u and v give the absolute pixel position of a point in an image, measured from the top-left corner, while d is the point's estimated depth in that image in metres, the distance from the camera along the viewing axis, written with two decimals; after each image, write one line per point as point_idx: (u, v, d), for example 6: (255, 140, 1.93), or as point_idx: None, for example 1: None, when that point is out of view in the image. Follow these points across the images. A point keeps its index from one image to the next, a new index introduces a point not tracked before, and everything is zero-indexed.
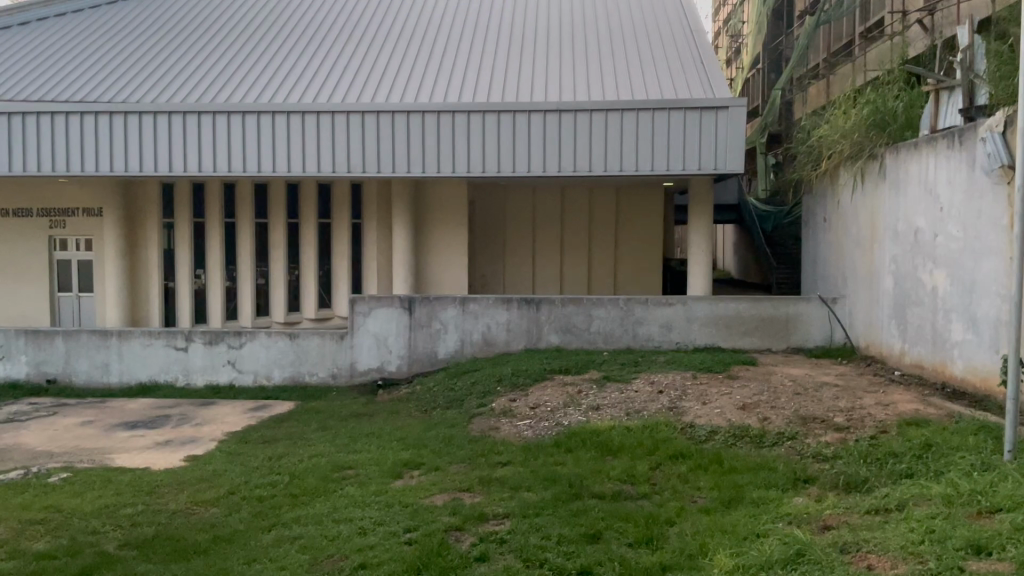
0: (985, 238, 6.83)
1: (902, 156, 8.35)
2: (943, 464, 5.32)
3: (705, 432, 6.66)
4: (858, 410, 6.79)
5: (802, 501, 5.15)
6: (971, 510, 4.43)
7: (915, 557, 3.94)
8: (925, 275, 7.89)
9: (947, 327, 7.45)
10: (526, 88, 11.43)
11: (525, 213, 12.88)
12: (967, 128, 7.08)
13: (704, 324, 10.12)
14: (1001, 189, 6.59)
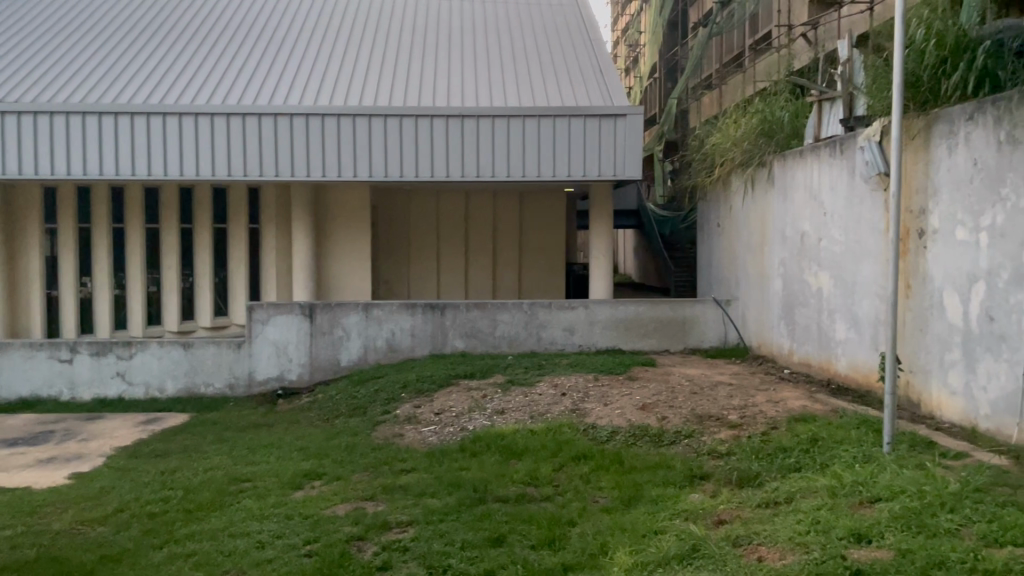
0: (864, 242, 7.22)
1: (788, 162, 8.74)
2: (829, 457, 5.59)
3: (606, 433, 6.79)
4: (751, 408, 7.06)
5: (697, 498, 5.32)
6: (854, 500, 4.66)
7: (801, 547, 4.13)
8: (810, 277, 8.28)
9: (831, 327, 7.83)
10: (427, 93, 11.39)
11: (429, 218, 12.82)
12: (847, 138, 7.47)
13: (605, 327, 10.31)
14: (878, 196, 6.98)
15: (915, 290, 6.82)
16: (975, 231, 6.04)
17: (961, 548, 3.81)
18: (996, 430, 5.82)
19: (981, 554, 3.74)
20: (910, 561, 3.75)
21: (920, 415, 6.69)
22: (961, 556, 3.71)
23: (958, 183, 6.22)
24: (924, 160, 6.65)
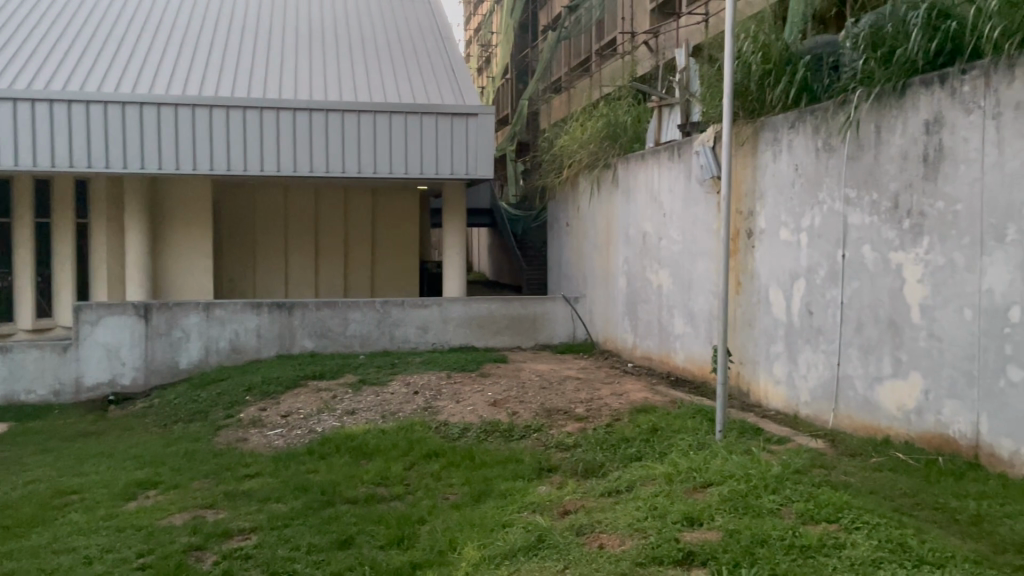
0: (699, 242, 7.63)
1: (631, 164, 9.10)
2: (667, 446, 5.87)
3: (458, 430, 6.82)
4: (597, 401, 7.30)
5: (544, 490, 5.46)
6: (688, 485, 4.92)
7: (639, 533, 4.32)
8: (652, 274, 8.67)
9: (670, 322, 8.23)
10: (274, 85, 11.02)
11: (276, 214, 12.43)
12: (684, 142, 7.88)
13: (458, 324, 10.37)
14: (711, 198, 7.39)
15: (744, 287, 7.27)
16: (796, 232, 6.53)
17: (781, 526, 4.11)
18: (815, 415, 6.32)
19: (799, 531, 4.04)
20: (737, 540, 4.00)
21: (749, 403, 7.16)
22: (781, 534, 4.00)
23: (782, 187, 6.68)
24: (752, 164, 7.10)
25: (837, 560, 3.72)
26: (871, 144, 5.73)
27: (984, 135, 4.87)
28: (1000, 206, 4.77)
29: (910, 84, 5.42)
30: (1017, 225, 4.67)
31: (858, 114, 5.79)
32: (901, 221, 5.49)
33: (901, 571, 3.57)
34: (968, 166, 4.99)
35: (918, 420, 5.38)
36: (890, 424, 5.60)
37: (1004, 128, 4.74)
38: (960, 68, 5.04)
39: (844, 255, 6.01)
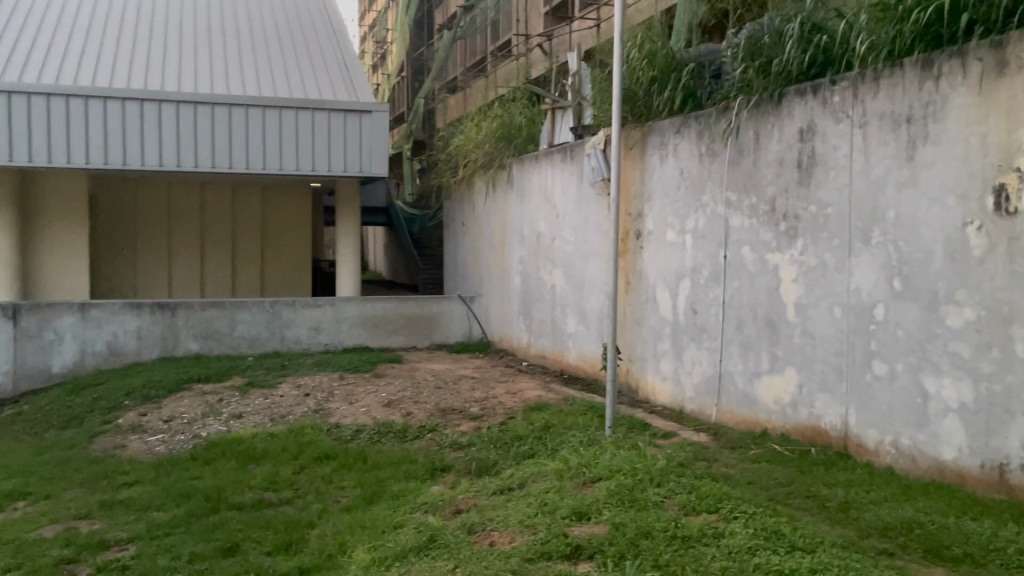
0: (590, 242, 7.80)
1: (525, 165, 9.21)
2: (558, 442, 5.97)
3: (350, 432, 6.73)
4: (491, 400, 7.35)
5: (437, 489, 5.45)
6: (578, 481, 5.01)
7: (529, 529, 4.38)
8: (545, 274, 8.79)
9: (563, 321, 8.36)
10: (155, 76, 10.56)
11: (159, 210, 11.94)
12: (576, 144, 8.03)
13: (352, 324, 10.23)
14: (602, 199, 7.56)
15: (634, 286, 7.46)
16: (681, 234, 6.75)
17: (664, 518, 4.24)
18: (699, 410, 6.56)
19: (681, 522, 4.18)
20: (623, 533, 4.11)
21: (637, 399, 7.36)
22: (663, 525, 4.13)
23: (669, 190, 6.90)
24: (640, 167, 7.30)
25: (716, 548, 3.88)
26: (750, 149, 5.99)
27: (852, 143, 5.18)
28: (867, 210, 5.08)
29: (785, 93, 5.69)
30: (881, 229, 4.99)
31: (739, 120, 6.05)
32: (778, 223, 5.77)
33: (775, 556, 3.74)
34: (837, 172, 5.29)
35: (793, 413, 5.66)
36: (768, 418, 5.88)
37: (870, 136, 5.05)
38: (830, 79, 5.34)
39: (726, 256, 6.26)
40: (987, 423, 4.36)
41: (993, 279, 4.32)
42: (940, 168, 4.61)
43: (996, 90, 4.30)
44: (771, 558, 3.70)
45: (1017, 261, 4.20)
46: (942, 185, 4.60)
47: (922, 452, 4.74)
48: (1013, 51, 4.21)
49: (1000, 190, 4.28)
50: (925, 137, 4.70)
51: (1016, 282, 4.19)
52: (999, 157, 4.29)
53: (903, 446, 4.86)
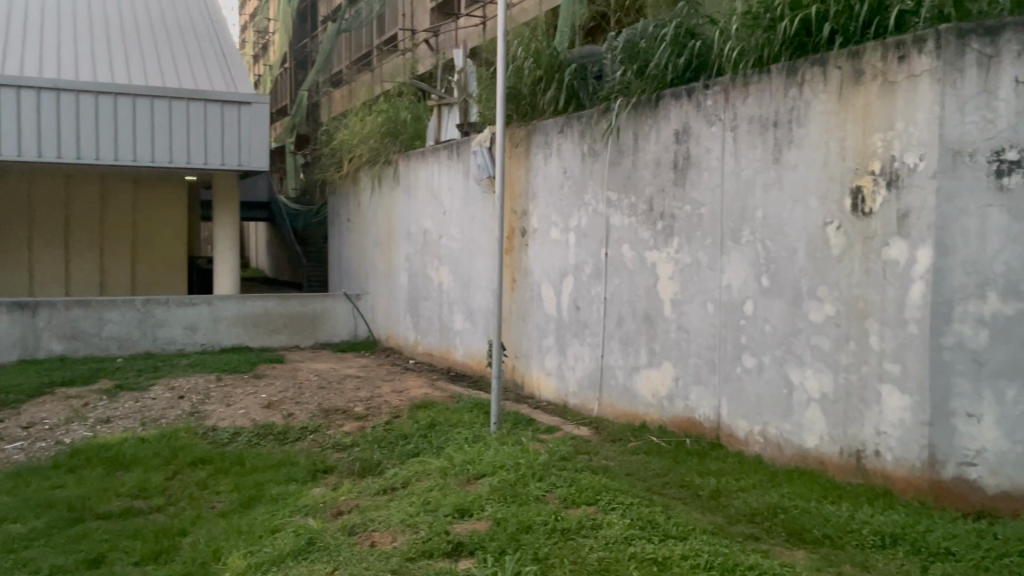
0: (477, 240, 7.82)
1: (411, 161, 9.13)
2: (443, 440, 5.95)
3: (227, 435, 6.51)
4: (376, 399, 7.25)
5: (318, 491, 5.34)
6: (462, 477, 5.01)
7: (411, 527, 4.35)
8: (432, 271, 8.75)
9: (450, 318, 8.36)
10: (14, 59, 9.88)
11: (18, 203, 11.20)
12: (462, 142, 8.04)
13: (230, 324, 9.90)
14: (487, 197, 7.59)
15: (519, 283, 7.52)
16: (565, 232, 6.86)
17: (545, 511, 4.29)
18: (582, 404, 6.69)
19: (561, 515, 4.25)
20: (503, 529, 4.13)
21: (522, 395, 7.43)
22: (544, 519, 4.18)
23: (552, 189, 7.00)
24: (525, 165, 7.37)
25: (594, 540, 3.96)
26: (629, 150, 6.15)
27: (724, 146, 5.39)
28: (737, 210, 5.31)
29: (662, 96, 5.86)
30: (750, 228, 5.22)
31: (619, 122, 6.19)
32: (655, 222, 5.94)
33: (650, 545, 3.85)
34: (710, 173, 5.49)
35: (670, 406, 5.85)
36: (646, 411, 6.05)
37: (740, 140, 5.27)
38: (704, 84, 5.53)
39: (607, 254, 6.40)
40: (845, 412, 4.64)
41: (850, 275, 4.60)
42: (803, 171, 4.86)
43: (854, 98, 4.57)
44: (646, 547, 3.81)
45: (872, 259, 4.48)
46: (805, 187, 4.86)
47: (787, 441, 4.99)
48: (868, 61, 4.49)
49: (856, 192, 4.56)
50: (789, 142, 4.94)
51: (872, 278, 4.48)
52: (855, 162, 4.57)
53: (769, 435, 5.11)
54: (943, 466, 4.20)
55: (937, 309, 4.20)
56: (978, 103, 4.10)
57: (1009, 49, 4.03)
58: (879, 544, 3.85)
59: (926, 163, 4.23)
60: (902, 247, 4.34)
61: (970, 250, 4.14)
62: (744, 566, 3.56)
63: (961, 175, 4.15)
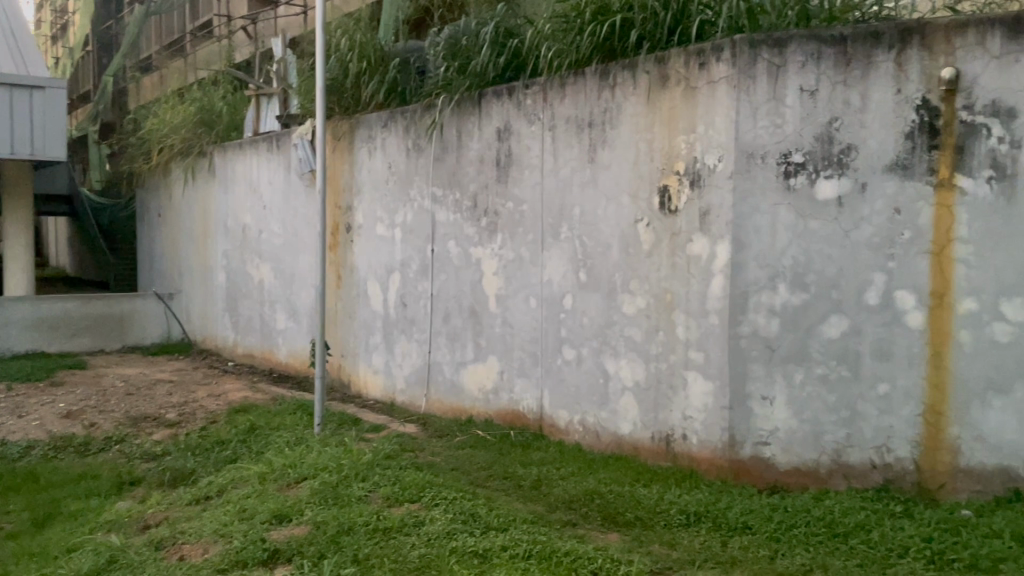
0: (299, 235, 7.59)
1: (228, 154, 8.72)
2: (263, 445, 5.73)
3: (19, 449, 5.94)
4: (190, 404, 6.88)
5: (123, 505, 4.99)
6: (282, 482, 4.84)
7: (224, 538, 4.15)
8: (252, 269, 8.41)
9: (272, 317, 8.07)
10: None
11: None
12: (282, 134, 7.77)
13: (24, 328, 9.08)
14: (310, 192, 7.39)
15: (344, 280, 7.37)
16: (390, 228, 6.80)
17: (367, 511, 4.21)
18: (409, 401, 6.65)
19: (382, 514, 4.18)
20: (322, 532, 4.02)
21: (349, 394, 7.30)
22: (365, 520, 4.10)
23: (377, 185, 6.91)
24: (348, 160, 7.22)
25: (415, 537, 3.92)
26: (453, 146, 6.17)
27: (543, 144, 5.52)
28: (556, 207, 5.46)
29: (484, 94, 5.91)
30: (569, 225, 5.38)
31: (442, 118, 6.18)
32: (479, 219, 6.01)
33: (471, 538, 3.87)
34: (531, 171, 5.61)
35: (495, 399, 5.94)
36: (472, 405, 6.11)
37: (557, 139, 5.42)
38: (523, 83, 5.62)
39: (432, 250, 6.40)
40: (655, 398, 4.90)
41: (659, 270, 4.86)
42: (616, 171, 5.07)
43: (660, 101, 4.82)
44: (467, 540, 3.82)
45: (678, 253, 4.75)
46: (617, 185, 5.07)
47: (604, 428, 5.20)
48: (673, 67, 4.74)
49: (663, 191, 4.81)
50: (603, 142, 5.14)
51: (677, 272, 4.76)
52: (663, 162, 4.81)
53: (588, 423, 5.29)
54: (742, 446, 4.52)
55: (735, 301, 4.49)
56: (768, 109, 4.42)
57: (794, 60, 4.37)
58: (685, 522, 4.08)
59: (724, 163, 4.52)
60: (704, 242, 4.62)
61: (762, 245, 4.45)
62: (561, 552, 3.62)
63: (754, 175, 4.45)
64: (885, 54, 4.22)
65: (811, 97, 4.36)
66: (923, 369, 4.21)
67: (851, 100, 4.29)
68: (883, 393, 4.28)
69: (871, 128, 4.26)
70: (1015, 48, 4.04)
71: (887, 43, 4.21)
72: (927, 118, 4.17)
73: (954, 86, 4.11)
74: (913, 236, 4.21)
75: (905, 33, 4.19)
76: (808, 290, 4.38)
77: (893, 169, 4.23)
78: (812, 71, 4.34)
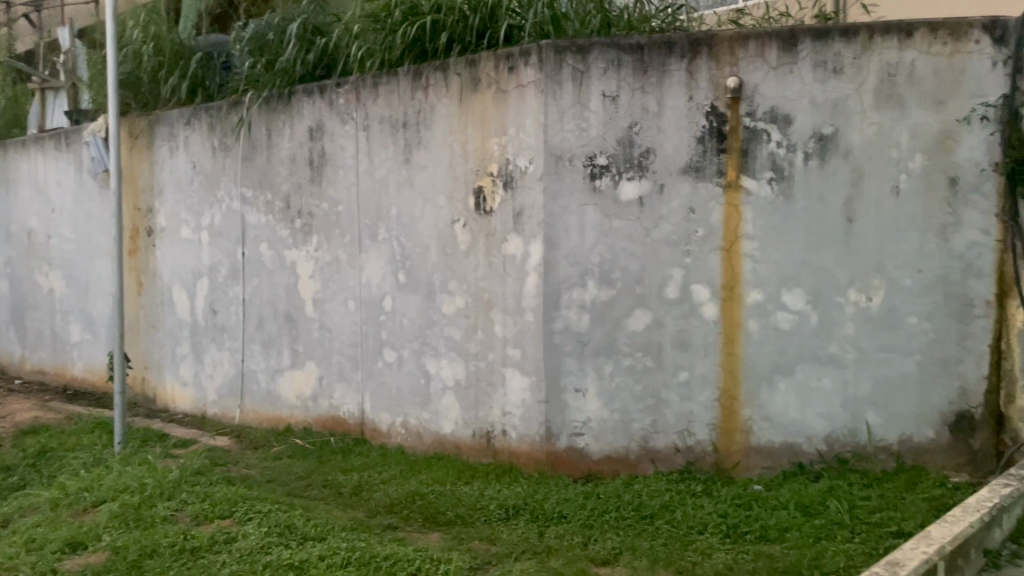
0: (95, 240, 7.05)
1: (9, 151, 7.95)
2: (56, 468, 5.28)
3: None
4: None
5: None
6: (77, 508, 4.48)
7: (9, 573, 3.79)
8: (41, 277, 7.72)
9: (65, 329, 7.44)
10: None
11: None
12: (71, 131, 7.18)
13: None
14: (106, 194, 6.88)
15: (146, 288, 6.92)
16: (196, 231, 6.46)
17: (173, 531, 3.98)
18: (222, 412, 6.35)
19: (190, 533, 3.96)
20: (122, 557, 3.77)
21: (155, 409, 6.87)
22: (171, 540, 3.87)
23: (180, 185, 6.54)
24: (147, 159, 6.78)
25: (226, 554, 3.75)
26: (263, 146, 5.95)
27: (357, 144, 5.45)
28: (372, 208, 5.40)
29: (294, 92, 5.74)
30: (385, 226, 5.34)
31: (249, 115, 5.95)
32: (293, 220, 5.83)
33: (286, 550, 3.74)
34: (345, 171, 5.52)
35: (314, 406, 5.79)
36: (290, 413, 5.93)
37: (372, 139, 5.36)
38: (335, 82, 5.51)
39: (243, 254, 6.15)
40: (475, 396, 4.97)
41: (476, 270, 4.93)
42: (431, 171, 5.09)
43: (472, 103, 4.89)
44: (282, 553, 3.70)
45: (494, 253, 4.84)
46: (432, 186, 5.09)
47: (426, 429, 5.21)
48: (483, 70, 4.82)
49: (478, 192, 4.88)
50: (417, 143, 5.15)
51: (494, 272, 4.85)
52: (476, 163, 4.88)
53: (410, 425, 5.28)
54: (558, 438, 4.66)
55: (548, 298, 4.63)
56: (574, 113, 4.59)
57: (596, 67, 4.56)
58: (504, 516, 4.16)
59: (534, 166, 4.65)
60: (518, 242, 4.74)
61: (572, 244, 4.62)
62: (380, 557, 3.59)
63: (563, 177, 4.60)
64: (678, 63, 4.50)
65: (612, 102, 4.57)
66: (718, 357, 4.53)
67: (648, 106, 4.54)
68: (683, 380, 4.57)
69: (667, 133, 4.53)
70: (789, 61, 4.42)
71: (678, 53, 4.50)
72: (716, 124, 4.48)
73: (738, 94, 4.45)
74: (706, 233, 4.51)
75: (694, 43, 4.48)
76: (615, 285, 4.59)
77: (687, 171, 4.52)
78: (613, 77, 4.55)
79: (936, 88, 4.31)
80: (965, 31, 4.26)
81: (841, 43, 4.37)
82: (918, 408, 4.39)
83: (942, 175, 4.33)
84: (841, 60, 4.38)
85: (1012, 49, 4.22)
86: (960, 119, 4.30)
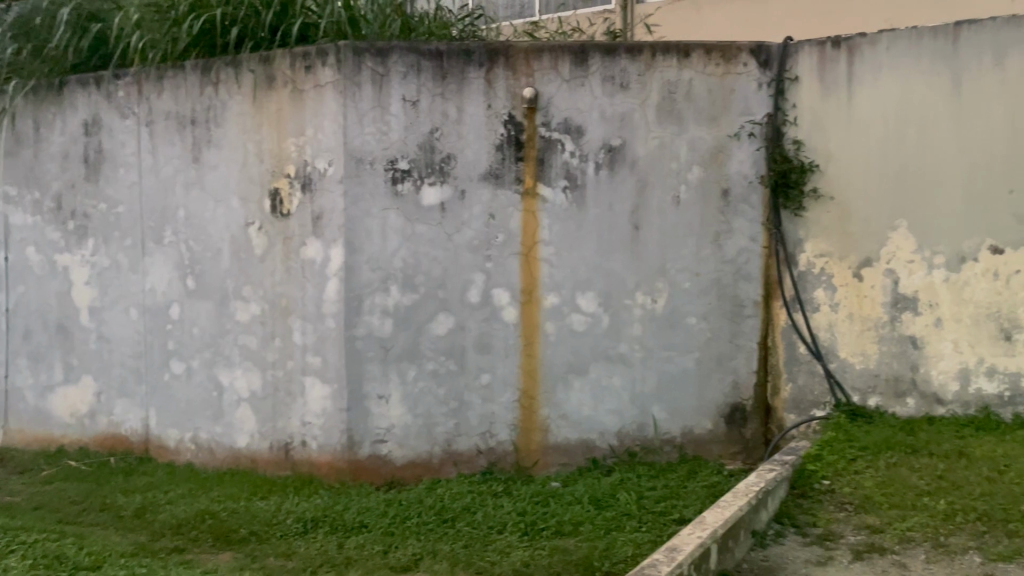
0: None
1: None
2: None
3: None
4: None
5: None
6: None
7: None
8: None
9: None
10: None
11: None
12: None
13: None
14: None
15: None
16: None
17: None
18: None
19: None
20: None
21: None
22: None
23: None
24: None
25: None
26: (29, 140, 5.42)
27: (140, 141, 5.09)
28: (157, 209, 5.06)
29: (66, 82, 5.27)
30: (172, 228, 5.02)
31: (15, 105, 5.41)
32: (66, 222, 5.35)
33: None
34: (126, 169, 5.14)
35: (91, 425, 5.34)
36: (63, 433, 5.43)
37: (156, 136, 5.03)
38: (113, 73, 5.12)
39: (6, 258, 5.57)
40: (273, 407, 4.78)
41: (273, 275, 4.75)
42: (223, 171, 4.85)
43: (266, 102, 4.71)
44: None
45: (292, 257, 4.68)
46: (225, 187, 4.85)
47: (219, 444, 4.95)
48: (278, 68, 4.66)
49: (275, 194, 4.71)
50: (207, 141, 4.88)
51: (292, 277, 4.69)
52: (272, 164, 4.71)
53: (200, 441, 5.00)
54: (360, 446, 4.59)
55: (349, 303, 4.54)
56: (374, 116, 4.54)
57: (396, 70, 4.54)
58: (301, 530, 4.02)
59: (333, 168, 4.54)
60: (317, 247, 4.61)
61: (373, 249, 4.56)
62: None
63: (363, 180, 4.54)
64: (476, 71, 4.58)
65: (413, 106, 4.56)
66: (518, 359, 4.65)
67: (448, 112, 4.58)
68: (485, 383, 4.64)
69: (466, 139, 4.59)
70: (580, 74, 4.62)
71: (477, 61, 4.57)
72: (514, 132, 4.60)
73: (534, 104, 4.58)
74: (505, 239, 4.62)
75: (491, 53, 4.58)
76: (417, 290, 4.59)
77: (487, 178, 4.60)
78: (413, 82, 4.56)
79: (710, 105, 4.67)
80: (734, 54, 4.65)
81: (627, 60, 4.63)
82: (698, 402, 4.73)
83: (717, 186, 4.69)
84: (627, 75, 4.64)
85: (774, 73, 4.64)
86: (732, 135, 4.68)
